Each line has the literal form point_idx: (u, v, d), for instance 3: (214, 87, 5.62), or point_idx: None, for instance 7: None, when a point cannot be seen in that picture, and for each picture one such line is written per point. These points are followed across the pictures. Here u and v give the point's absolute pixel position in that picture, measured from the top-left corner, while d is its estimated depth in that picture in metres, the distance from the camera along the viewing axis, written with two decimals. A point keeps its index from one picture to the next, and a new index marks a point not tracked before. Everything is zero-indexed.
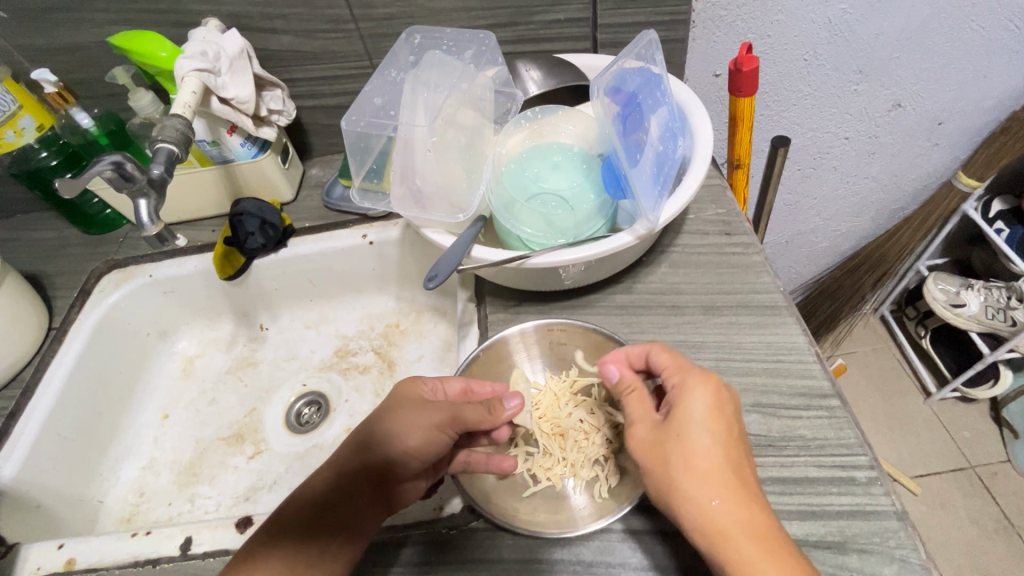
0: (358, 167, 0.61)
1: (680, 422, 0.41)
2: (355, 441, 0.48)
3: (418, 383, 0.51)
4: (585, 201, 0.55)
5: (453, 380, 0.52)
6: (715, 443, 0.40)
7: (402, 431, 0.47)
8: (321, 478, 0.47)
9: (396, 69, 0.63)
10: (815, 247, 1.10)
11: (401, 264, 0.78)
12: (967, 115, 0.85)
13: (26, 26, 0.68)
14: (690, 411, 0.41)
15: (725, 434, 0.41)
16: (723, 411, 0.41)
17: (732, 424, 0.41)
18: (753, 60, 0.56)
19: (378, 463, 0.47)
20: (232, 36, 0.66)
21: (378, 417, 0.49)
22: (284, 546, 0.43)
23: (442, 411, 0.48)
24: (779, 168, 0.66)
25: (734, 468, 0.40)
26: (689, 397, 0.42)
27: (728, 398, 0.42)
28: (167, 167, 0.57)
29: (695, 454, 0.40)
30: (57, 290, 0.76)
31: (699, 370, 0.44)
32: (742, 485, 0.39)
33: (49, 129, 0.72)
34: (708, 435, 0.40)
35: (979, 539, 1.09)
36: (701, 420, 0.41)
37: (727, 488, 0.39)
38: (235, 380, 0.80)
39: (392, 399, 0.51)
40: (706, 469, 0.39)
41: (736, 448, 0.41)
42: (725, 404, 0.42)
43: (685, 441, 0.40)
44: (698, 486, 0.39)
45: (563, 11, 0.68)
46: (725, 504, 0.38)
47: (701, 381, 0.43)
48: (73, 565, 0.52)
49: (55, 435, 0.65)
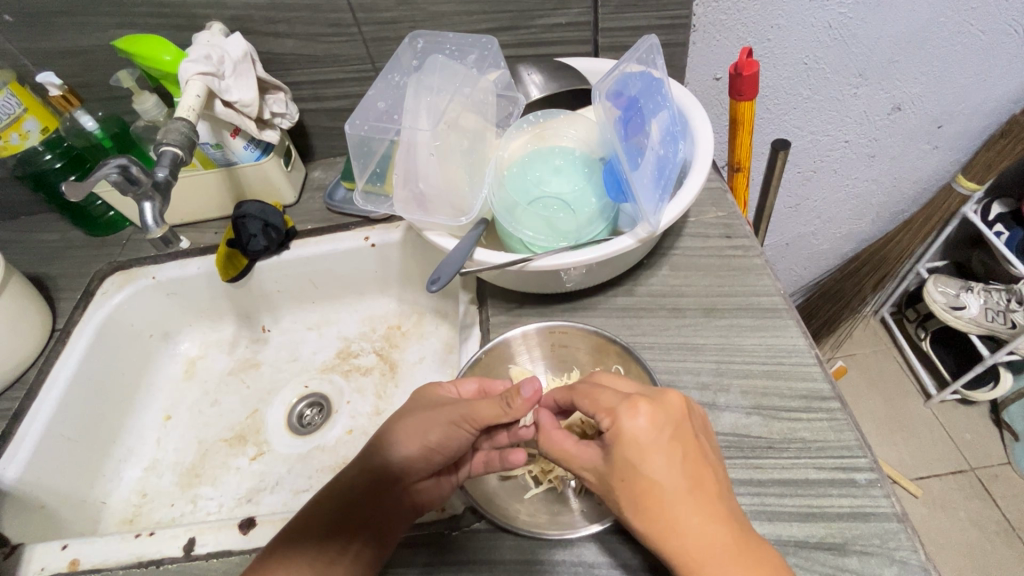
0: (361, 170, 0.62)
1: (620, 465, 0.40)
2: (377, 439, 0.50)
3: (436, 386, 0.52)
4: (586, 204, 0.55)
5: (467, 380, 0.52)
6: (662, 477, 0.39)
7: (421, 430, 0.48)
8: (345, 477, 0.48)
9: (400, 73, 0.64)
10: (815, 250, 1.11)
11: (402, 267, 0.79)
12: (965, 119, 0.85)
13: (31, 29, 0.69)
14: (626, 454, 0.40)
15: (671, 465, 0.39)
16: (664, 443, 0.40)
17: (675, 448, 0.40)
18: (753, 64, 0.57)
19: (396, 458, 0.47)
20: (235, 40, 0.66)
21: (399, 417, 0.50)
22: (303, 548, 0.44)
23: (457, 408, 0.48)
24: (779, 171, 0.66)
25: (687, 498, 0.38)
26: (623, 439, 0.40)
27: (665, 422, 0.41)
28: (171, 171, 0.58)
29: (644, 495, 0.39)
30: (60, 292, 0.77)
31: (626, 401, 0.42)
32: (700, 512, 0.38)
33: (52, 132, 0.73)
34: (650, 473, 0.39)
35: (979, 541, 1.09)
36: (640, 460, 0.39)
37: (686, 523, 0.38)
38: (237, 381, 0.81)
39: (412, 403, 0.51)
40: (658, 509, 0.39)
41: (688, 471, 0.39)
42: (662, 435, 0.40)
43: (629, 485, 0.40)
44: (653, 529, 0.39)
45: (565, 15, 0.68)
46: (684, 541, 0.38)
47: (632, 416, 0.40)
48: (76, 566, 0.53)
49: (59, 436, 0.65)
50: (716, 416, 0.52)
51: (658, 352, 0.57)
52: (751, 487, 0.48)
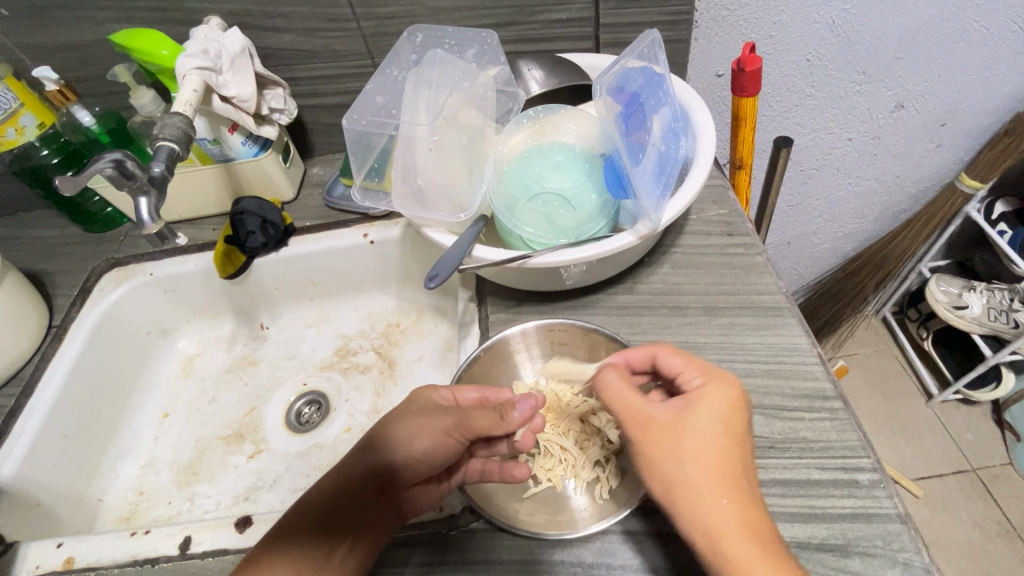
0: (359, 166, 0.61)
1: (698, 418, 0.41)
2: (366, 441, 0.49)
3: (431, 390, 0.51)
4: (587, 201, 0.54)
5: (467, 389, 0.51)
6: (729, 441, 0.40)
7: (411, 436, 0.48)
8: (333, 476, 0.48)
9: (398, 68, 0.63)
10: (817, 249, 1.10)
11: (401, 264, 0.78)
12: (970, 116, 0.85)
13: (28, 23, 0.68)
14: (708, 409, 0.41)
15: (737, 435, 0.41)
16: (737, 413, 0.42)
17: (746, 424, 0.42)
18: (756, 60, 0.56)
19: (385, 462, 0.47)
20: (233, 34, 0.66)
21: (389, 419, 0.50)
22: (292, 545, 0.44)
23: (450, 415, 0.48)
24: (781, 169, 0.66)
25: (742, 468, 0.40)
26: (708, 395, 0.42)
27: (745, 399, 0.43)
28: (168, 165, 0.57)
29: (710, 451, 0.40)
30: (57, 289, 0.76)
31: (717, 371, 0.44)
32: (748, 486, 0.39)
33: (50, 127, 0.72)
34: (725, 433, 0.40)
35: (980, 542, 1.08)
36: (716, 417, 0.41)
37: (736, 488, 0.39)
38: (236, 378, 0.80)
39: (405, 404, 0.51)
40: (717, 467, 0.39)
41: (747, 447, 0.41)
42: (740, 407, 0.42)
43: (700, 437, 0.40)
44: (704, 484, 0.39)
45: (566, 10, 0.67)
46: (727, 504, 0.38)
47: (724, 380, 0.43)
48: (71, 564, 0.52)
49: (56, 433, 0.65)
50: None
51: None
52: None
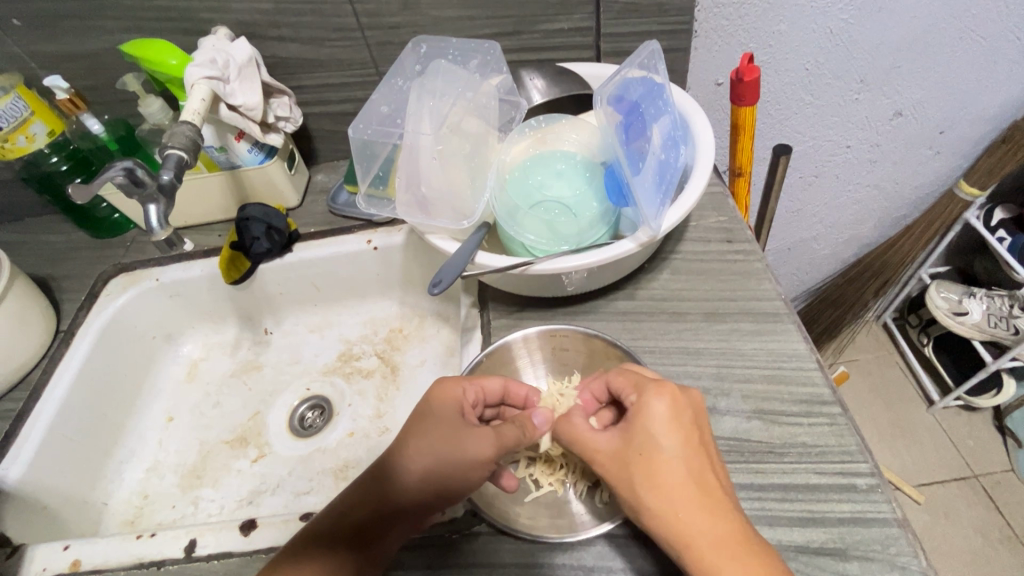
0: (364, 174, 0.62)
1: (642, 436, 0.42)
2: (390, 456, 0.48)
3: (458, 389, 0.50)
4: (588, 208, 0.55)
5: (493, 379, 0.53)
6: (678, 454, 0.41)
7: (440, 465, 0.46)
8: (360, 479, 0.48)
9: (403, 77, 0.65)
10: (817, 255, 1.10)
11: (404, 270, 0.79)
12: (968, 124, 0.85)
13: (38, 33, 0.70)
14: (650, 424, 0.43)
15: (685, 446, 0.42)
16: (680, 422, 0.43)
17: (692, 431, 0.43)
18: (754, 70, 0.57)
19: (406, 485, 0.46)
20: (241, 44, 0.67)
21: (415, 433, 0.49)
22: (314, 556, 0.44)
23: (488, 441, 0.47)
24: (781, 176, 0.66)
25: (699, 477, 0.41)
26: (648, 411, 0.43)
27: (685, 406, 0.44)
28: (176, 173, 0.58)
29: (660, 467, 0.41)
30: (64, 293, 0.77)
31: (654, 382, 0.45)
32: (705, 492, 0.40)
33: (59, 135, 0.74)
34: (672, 445, 0.42)
35: (983, 549, 1.08)
36: (660, 431, 0.42)
37: (694, 499, 0.40)
38: (239, 382, 0.81)
39: (429, 412, 0.49)
40: (673, 483, 0.40)
41: (699, 454, 0.42)
42: (682, 414, 0.43)
43: (648, 455, 0.41)
44: (664, 504, 0.40)
45: (568, 20, 0.69)
46: (690, 517, 0.39)
47: (656, 393, 0.44)
48: (78, 567, 0.53)
49: (61, 436, 0.66)
50: (716, 420, 0.52)
51: (659, 356, 0.57)
52: (752, 491, 0.48)
